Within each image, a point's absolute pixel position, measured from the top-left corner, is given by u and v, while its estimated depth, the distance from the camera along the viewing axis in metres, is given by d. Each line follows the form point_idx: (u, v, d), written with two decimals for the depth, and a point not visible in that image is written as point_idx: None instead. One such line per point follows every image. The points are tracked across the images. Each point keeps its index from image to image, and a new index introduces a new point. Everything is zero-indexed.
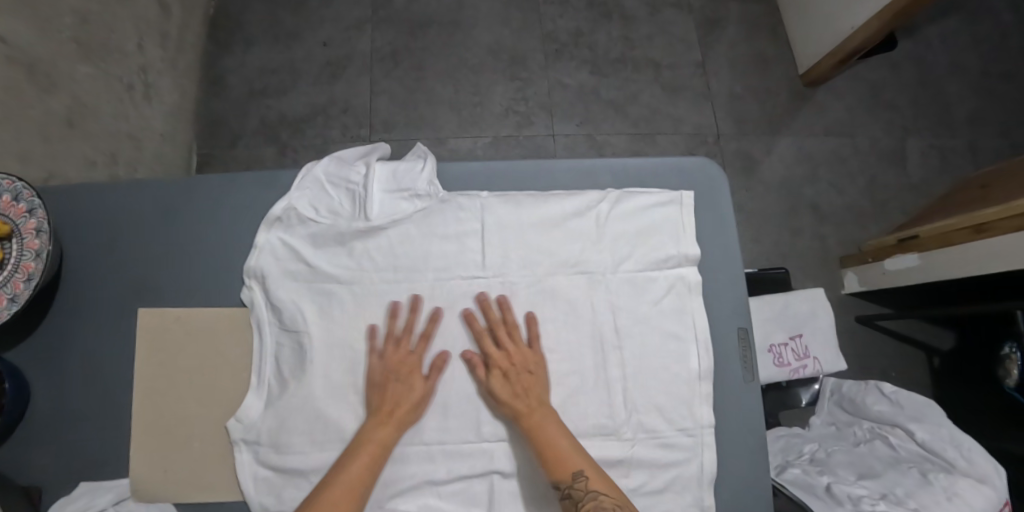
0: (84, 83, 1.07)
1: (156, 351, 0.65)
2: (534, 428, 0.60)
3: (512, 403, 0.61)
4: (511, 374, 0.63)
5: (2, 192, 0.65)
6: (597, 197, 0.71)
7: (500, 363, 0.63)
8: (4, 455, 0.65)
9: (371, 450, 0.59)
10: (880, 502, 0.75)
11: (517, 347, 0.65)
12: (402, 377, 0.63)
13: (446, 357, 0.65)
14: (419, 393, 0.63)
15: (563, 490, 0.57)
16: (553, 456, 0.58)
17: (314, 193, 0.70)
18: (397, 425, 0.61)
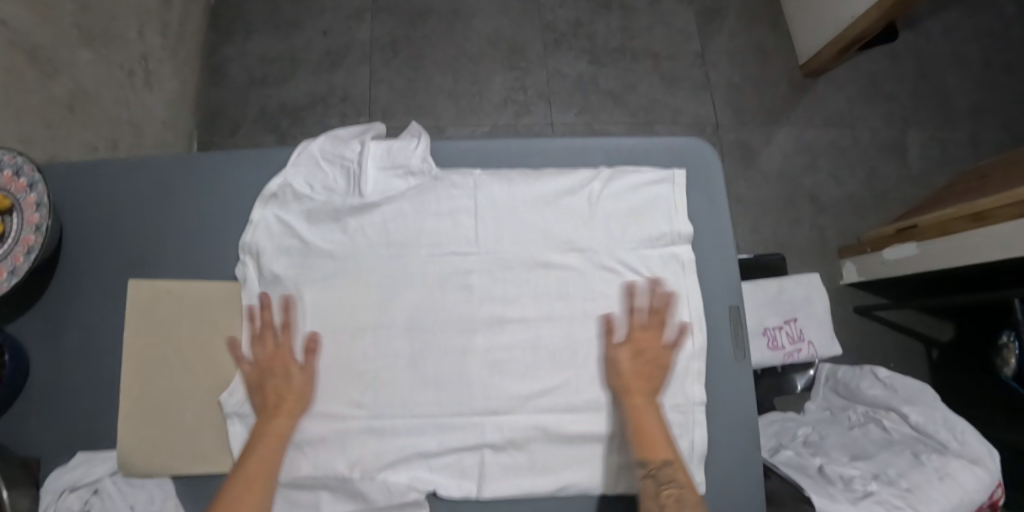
0: (85, 69, 1.07)
1: (147, 325, 0.65)
2: (639, 407, 0.62)
3: (628, 378, 0.64)
4: (644, 356, 0.65)
5: (4, 166, 0.65)
6: (588, 176, 0.72)
7: (637, 342, 0.66)
8: (4, 426, 0.65)
9: (270, 442, 0.60)
10: (871, 483, 0.74)
11: (653, 333, 0.66)
12: (276, 370, 0.64)
13: (316, 336, 0.65)
14: (303, 381, 0.64)
15: (646, 470, 0.60)
16: (648, 439, 0.61)
17: (309, 170, 0.71)
18: (288, 414, 0.62)
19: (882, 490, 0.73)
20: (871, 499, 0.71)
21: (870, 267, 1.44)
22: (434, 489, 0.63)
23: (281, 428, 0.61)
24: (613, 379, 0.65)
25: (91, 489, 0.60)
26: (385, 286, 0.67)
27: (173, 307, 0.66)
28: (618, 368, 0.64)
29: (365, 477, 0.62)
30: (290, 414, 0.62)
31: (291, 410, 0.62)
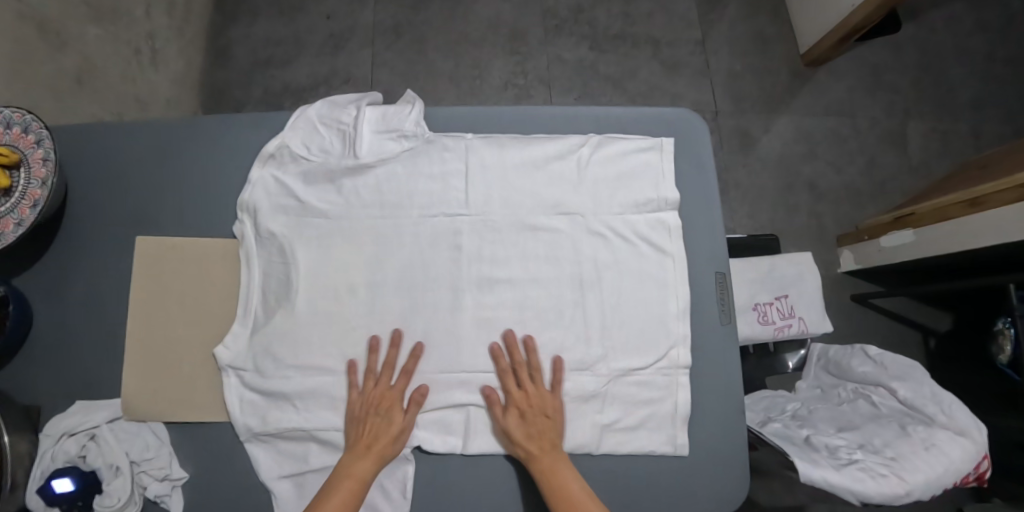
0: (93, 45, 1.10)
1: (149, 280, 0.67)
2: (545, 471, 0.60)
3: (524, 443, 0.62)
4: (534, 416, 0.63)
5: (12, 123, 0.67)
6: (578, 142, 0.73)
7: (518, 403, 0.63)
8: (7, 374, 0.68)
9: (351, 485, 0.59)
10: (856, 452, 0.75)
11: (536, 388, 0.64)
12: (380, 411, 0.63)
13: (425, 390, 0.64)
14: (399, 429, 0.62)
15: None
16: (568, 502, 0.58)
17: (306, 133, 0.73)
18: (375, 459, 0.61)
19: (868, 459, 0.73)
20: (855, 466, 0.71)
21: (866, 255, 1.45)
22: (419, 443, 0.64)
23: (365, 472, 0.60)
24: (513, 448, 0.63)
25: (88, 435, 0.63)
26: (378, 245, 0.69)
27: (175, 262, 0.68)
28: (511, 436, 0.62)
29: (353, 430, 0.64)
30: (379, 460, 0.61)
31: (380, 456, 0.61)
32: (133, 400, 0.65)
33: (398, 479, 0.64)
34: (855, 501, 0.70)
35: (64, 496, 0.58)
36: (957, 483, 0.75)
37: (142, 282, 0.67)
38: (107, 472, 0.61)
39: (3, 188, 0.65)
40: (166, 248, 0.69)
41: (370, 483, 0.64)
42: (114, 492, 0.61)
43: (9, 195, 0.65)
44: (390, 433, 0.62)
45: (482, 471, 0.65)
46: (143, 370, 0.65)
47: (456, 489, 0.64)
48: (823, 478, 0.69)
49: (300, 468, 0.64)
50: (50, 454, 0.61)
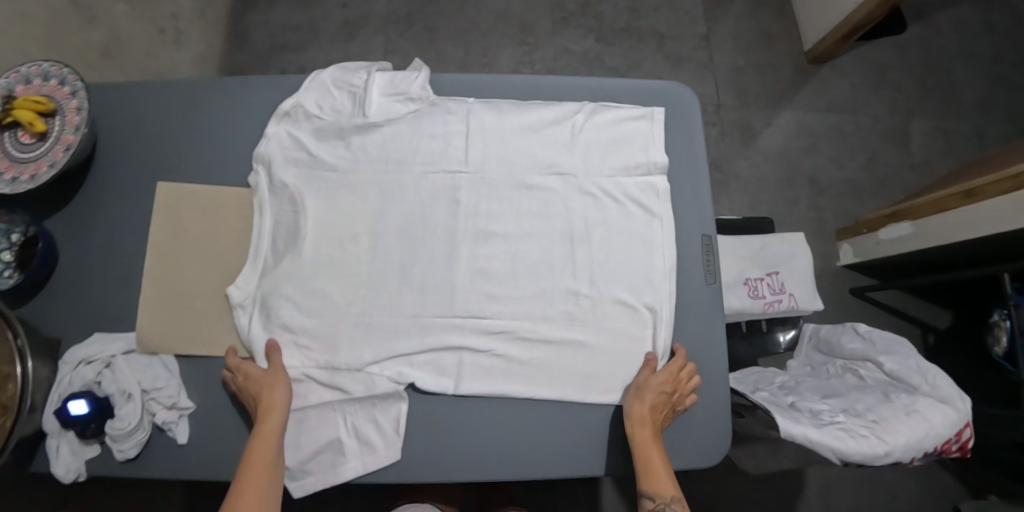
0: (121, 21, 1.16)
1: (169, 223, 0.73)
2: (646, 440, 0.64)
3: (648, 414, 0.65)
4: (671, 397, 0.67)
5: (49, 75, 0.73)
6: (573, 109, 0.77)
7: (669, 383, 0.67)
8: (34, 305, 0.73)
9: (265, 445, 0.60)
10: (839, 415, 0.77)
11: (682, 380, 0.68)
12: (253, 379, 0.64)
13: (274, 345, 0.67)
14: (277, 384, 0.64)
15: (652, 503, 0.61)
16: (653, 476, 0.62)
17: (319, 93, 0.76)
18: (273, 415, 0.62)
19: (850, 421, 0.75)
20: (835, 426, 0.73)
21: (866, 249, 1.45)
22: (412, 382, 0.67)
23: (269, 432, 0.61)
24: (634, 410, 0.65)
25: (103, 363, 0.68)
26: (381, 198, 0.73)
27: (194, 208, 0.74)
28: (644, 398, 0.65)
29: (351, 368, 0.67)
30: (269, 418, 0.61)
31: (269, 414, 0.61)
32: (149, 331, 0.70)
33: (392, 416, 0.67)
34: (836, 459, 0.71)
35: (80, 417, 0.63)
36: (938, 450, 0.77)
37: (161, 225, 0.73)
38: (118, 398, 0.66)
39: (40, 133, 0.71)
40: (186, 194, 0.74)
41: (365, 419, 0.67)
42: (125, 416, 0.65)
43: (45, 140, 0.71)
44: (264, 396, 0.62)
45: (471, 413, 0.68)
46: (160, 305, 0.71)
47: (446, 427, 0.68)
48: (803, 434, 0.70)
49: (300, 403, 0.66)
50: (69, 378, 0.67)
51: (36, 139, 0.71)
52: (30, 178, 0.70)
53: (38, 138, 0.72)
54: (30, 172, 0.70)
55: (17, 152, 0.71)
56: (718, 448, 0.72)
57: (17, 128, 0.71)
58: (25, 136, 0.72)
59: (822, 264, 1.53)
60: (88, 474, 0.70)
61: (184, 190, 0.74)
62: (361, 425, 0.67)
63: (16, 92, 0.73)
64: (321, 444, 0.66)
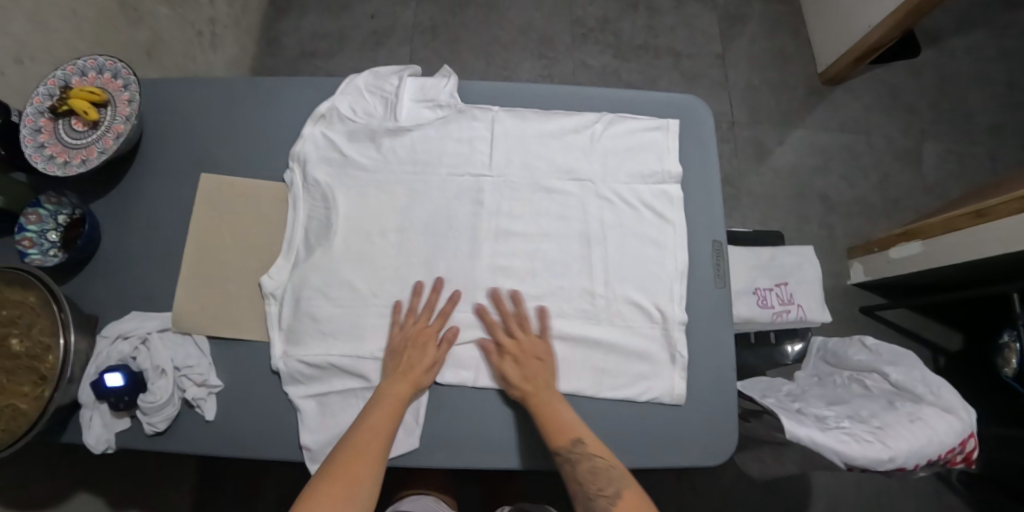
0: (163, 23, 1.25)
1: (207, 213, 0.78)
2: (537, 405, 0.67)
3: (520, 383, 0.68)
4: (519, 355, 0.70)
5: (106, 69, 0.83)
6: (592, 119, 0.81)
7: (512, 348, 0.70)
8: (78, 277, 0.82)
9: (392, 407, 0.65)
10: (845, 420, 0.84)
11: (525, 336, 0.71)
12: (418, 343, 0.70)
13: (457, 330, 0.71)
14: (430, 360, 0.69)
15: (561, 457, 0.64)
16: (556, 430, 0.65)
17: (353, 97, 0.81)
18: (411, 385, 0.67)
19: (854, 427, 0.82)
20: (841, 431, 0.80)
21: (876, 267, 1.47)
22: (433, 374, 0.71)
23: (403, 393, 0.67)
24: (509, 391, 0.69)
25: (140, 339, 0.74)
26: (409, 196, 0.77)
27: (233, 201, 0.79)
28: (507, 376, 0.69)
29: (374, 359, 0.71)
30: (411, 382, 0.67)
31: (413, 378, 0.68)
32: (183, 312, 0.75)
33: (412, 405, 0.70)
34: (842, 462, 0.78)
35: (116, 388, 0.69)
36: (945, 457, 0.83)
37: (200, 214, 0.78)
38: (152, 373, 0.71)
39: (93, 122, 0.81)
40: (224, 187, 0.79)
41: None
42: (157, 391, 0.71)
43: (98, 128, 0.82)
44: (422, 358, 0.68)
45: (485, 403, 0.71)
46: (196, 288, 0.76)
47: (460, 415, 0.71)
48: (807, 436, 0.77)
49: (326, 388, 0.71)
50: (106, 352, 0.73)
51: (90, 127, 0.82)
52: (82, 162, 0.80)
53: (90, 127, 0.82)
54: (82, 157, 0.80)
55: (69, 138, 0.82)
56: (720, 446, 0.75)
57: (71, 116, 0.82)
58: (79, 124, 0.82)
59: (831, 281, 1.55)
60: (118, 447, 0.75)
61: (221, 183, 0.80)
62: None
63: (71, 84, 0.83)
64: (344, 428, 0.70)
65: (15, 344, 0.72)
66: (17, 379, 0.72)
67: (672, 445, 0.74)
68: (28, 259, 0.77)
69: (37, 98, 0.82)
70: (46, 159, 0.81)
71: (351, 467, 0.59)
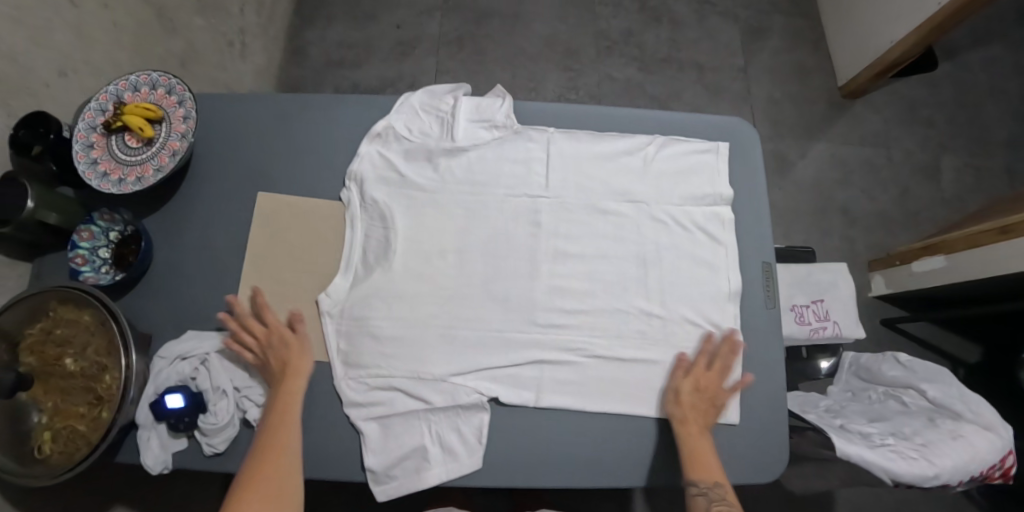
0: (197, 34, 1.23)
1: (265, 229, 0.79)
2: (698, 438, 0.68)
3: (686, 409, 0.69)
4: (705, 390, 0.71)
5: (160, 85, 0.83)
6: (645, 140, 0.82)
7: (699, 379, 0.71)
8: (133, 295, 0.82)
9: (290, 400, 0.68)
10: (889, 436, 0.86)
11: (716, 375, 0.72)
12: (276, 344, 0.71)
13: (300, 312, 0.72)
14: (298, 350, 0.71)
15: (696, 488, 0.65)
16: (701, 465, 0.66)
17: (409, 117, 0.82)
18: (298, 375, 0.70)
19: (898, 444, 0.84)
20: (886, 448, 0.82)
21: (897, 280, 1.48)
22: (496, 396, 0.72)
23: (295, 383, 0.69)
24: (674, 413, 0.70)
25: (199, 360, 0.75)
26: (467, 216, 0.78)
27: (291, 218, 0.80)
28: (681, 400, 0.70)
29: (435, 380, 0.72)
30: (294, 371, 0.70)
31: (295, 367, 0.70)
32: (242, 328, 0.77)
33: (474, 426, 0.71)
34: (888, 479, 0.79)
35: (176, 410, 0.70)
36: (983, 473, 0.85)
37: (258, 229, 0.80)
38: (212, 394, 0.73)
39: (148, 139, 0.81)
40: (282, 204, 0.80)
41: (449, 428, 0.71)
42: (218, 412, 0.72)
43: (153, 145, 0.82)
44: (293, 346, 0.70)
45: (545, 423, 0.72)
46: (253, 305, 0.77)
47: (522, 435, 0.72)
48: (857, 453, 0.79)
49: (387, 411, 0.71)
50: (166, 372, 0.74)
51: (144, 144, 0.82)
52: (137, 180, 0.80)
53: (144, 143, 0.82)
54: (136, 174, 0.80)
55: (122, 155, 0.82)
56: (771, 463, 0.76)
57: (125, 132, 0.82)
58: (132, 140, 0.82)
59: None
60: (174, 467, 0.75)
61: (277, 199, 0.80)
62: (445, 434, 0.71)
63: (124, 98, 0.83)
64: (407, 450, 0.71)
65: (70, 364, 0.72)
66: (73, 399, 0.72)
67: (726, 464, 0.76)
68: (82, 277, 0.77)
69: (89, 114, 0.82)
70: (99, 176, 0.80)
71: (271, 471, 0.62)
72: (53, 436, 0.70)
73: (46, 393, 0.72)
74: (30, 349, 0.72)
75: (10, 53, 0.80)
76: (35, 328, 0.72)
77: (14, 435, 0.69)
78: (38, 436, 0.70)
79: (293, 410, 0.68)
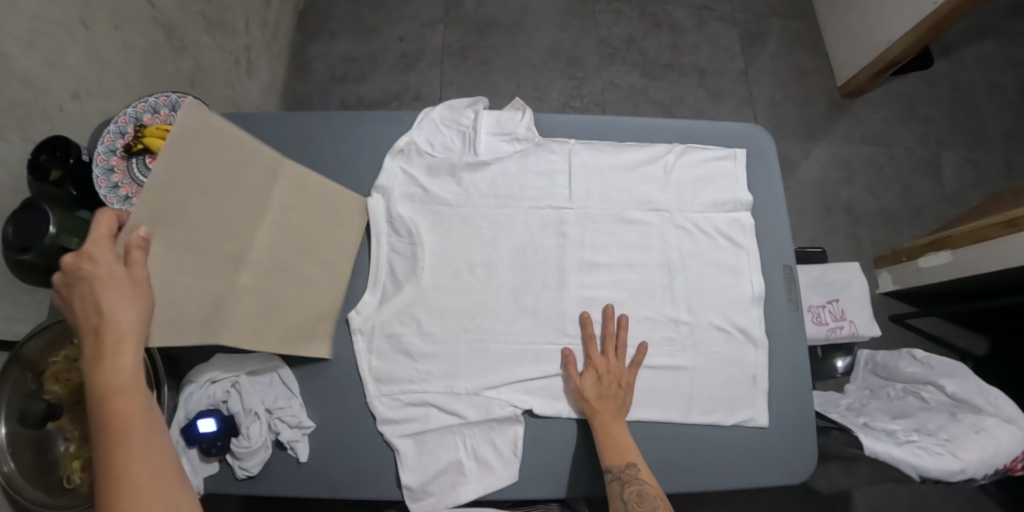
0: (206, 52, 1.23)
1: (196, 175, 0.57)
2: (603, 421, 0.68)
3: (592, 400, 0.70)
4: (604, 377, 0.71)
5: (178, 107, 0.85)
6: (664, 149, 0.84)
7: (598, 367, 0.72)
8: None
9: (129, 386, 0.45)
10: (914, 433, 0.87)
11: (613, 358, 0.73)
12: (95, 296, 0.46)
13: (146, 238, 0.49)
14: (131, 306, 0.47)
15: (610, 475, 0.64)
16: (613, 451, 0.65)
17: (430, 131, 0.82)
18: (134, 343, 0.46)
19: (924, 440, 0.84)
20: (913, 445, 0.82)
21: (904, 276, 1.49)
22: (530, 407, 0.73)
23: (120, 379, 0.45)
24: (583, 407, 0.71)
25: (230, 383, 0.71)
26: (493, 228, 0.79)
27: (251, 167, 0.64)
28: (581, 391, 0.70)
29: (469, 393, 0.73)
30: (113, 361, 0.45)
31: (113, 357, 0.45)
32: (182, 324, 0.56)
33: (509, 439, 0.72)
34: (915, 474, 0.80)
35: (209, 434, 0.67)
36: (1006, 466, 0.86)
37: (182, 169, 0.56)
38: (244, 417, 0.70)
39: None
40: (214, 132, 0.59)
41: (483, 441, 0.72)
42: (251, 435, 0.70)
43: None
44: (104, 321, 0.45)
45: (576, 433, 0.73)
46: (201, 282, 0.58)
47: (557, 446, 0.73)
48: (885, 450, 0.80)
49: (421, 427, 0.72)
50: (196, 396, 0.70)
51: None
52: None
53: None
54: None
55: (144, 178, 0.81)
56: (801, 462, 0.77)
57: (146, 154, 0.81)
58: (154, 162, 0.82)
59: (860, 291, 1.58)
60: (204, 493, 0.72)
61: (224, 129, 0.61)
62: (480, 447, 0.72)
63: (143, 121, 0.82)
64: (443, 465, 0.71)
65: None
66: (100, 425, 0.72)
67: (758, 468, 0.76)
68: None
69: (108, 137, 0.80)
70: (122, 200, 0.79)
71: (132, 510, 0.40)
72: (83, 464, 0.69)
73: (74, 421, 0.70)
74: (56, 377, 0.69)
75: (24, 77, 0.76)
76: (58, 356, 0.69)
77: (42, 466, 0.67)
78: (66, 465, 0.69)
79: (135, 421, 0.44)
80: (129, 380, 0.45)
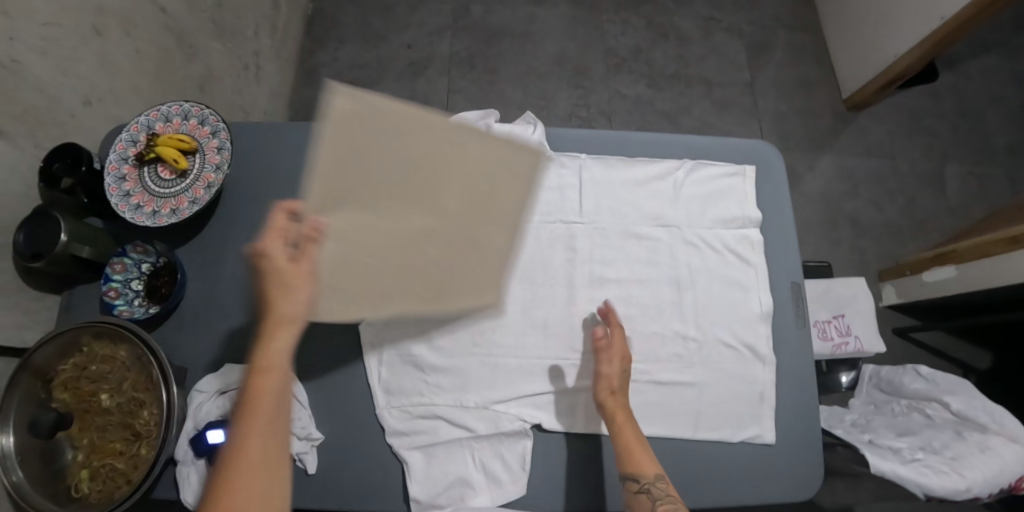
0: (216, 58, 1.23)
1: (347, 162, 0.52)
2: (628, 424, 0.67)
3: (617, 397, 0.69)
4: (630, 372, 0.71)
5: (191, 115, 0.82)
6: (673, 166, 0.84)
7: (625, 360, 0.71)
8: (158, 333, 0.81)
9: (270, 368, 0.47)
10: (919, 451, 0.87)
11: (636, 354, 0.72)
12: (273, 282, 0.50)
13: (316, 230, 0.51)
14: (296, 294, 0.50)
15: (637, 485, 0.62)
16: (637, 455, 0.64)
17: None
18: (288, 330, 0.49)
19: (930, 458, 0.84)
20: (919, 463, 0.82)
21: (909, 290, 1.49)
22: (539, 422, 0.73)
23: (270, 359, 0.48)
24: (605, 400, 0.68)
25: None
26: None
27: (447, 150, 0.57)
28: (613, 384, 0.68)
29: (479, 407, 0.74)
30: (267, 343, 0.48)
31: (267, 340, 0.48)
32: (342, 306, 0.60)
33: (518, 453, 0.72)
34: (921, 493, 0.80)
35: None
36: (1011, 485, 0.86)
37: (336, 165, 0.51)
38: None
39: (182, 171, 0.79)
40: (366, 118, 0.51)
41: (492, 454, 0.72)
42: None
43: (188, 176, 0.80)
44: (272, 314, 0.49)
45: (584, 449, 0.74)
46: (378, 270, 0.60)
47: (563, 462, 0.73)
48: (890, 469, 0.80)
49: (431, 440, 0.72)
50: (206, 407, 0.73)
51: (177, 176, 0.80)
52: (172, 213, 0.78)
53: (177, 175, 0.80)
54: (171, 207, 0.79)
55: (155, 187, 0.80)
56: (809, 476, 0.77)
57: (157, 163, 0.80)
58: (165, 172, 0.80)
59: None
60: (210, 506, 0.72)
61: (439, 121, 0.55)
62: (488, 460, 0.72)
63: (156, 129, 0.81)
64: (452, 478, 0.71)
65: (106, 400, 0.70)
66: (109, 435, 0.70)
67: (764, 484, 0.76)
68: (116, 311, 0.76)
69: (120, 145, 0.79)
70: (133, 208, 0.78)
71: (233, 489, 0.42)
72: (92, 473, 0.68)
73: (82, 430, 0.70)
74: (64, 386, 0.69)
75: (37, 85, 0.76)
76: (67, 364, 0.69)
77: (49, 474, 0.67)
78: (74, 474, 0.68)
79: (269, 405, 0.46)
80: (276, 361, 0.48)
